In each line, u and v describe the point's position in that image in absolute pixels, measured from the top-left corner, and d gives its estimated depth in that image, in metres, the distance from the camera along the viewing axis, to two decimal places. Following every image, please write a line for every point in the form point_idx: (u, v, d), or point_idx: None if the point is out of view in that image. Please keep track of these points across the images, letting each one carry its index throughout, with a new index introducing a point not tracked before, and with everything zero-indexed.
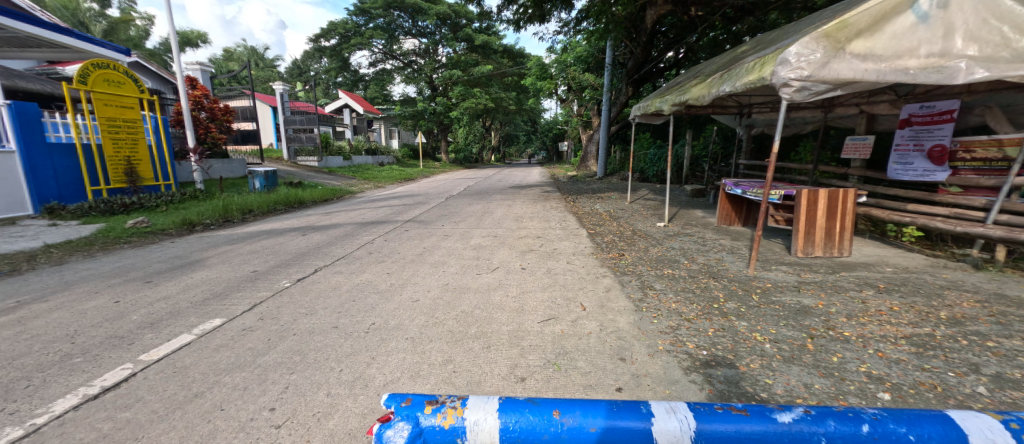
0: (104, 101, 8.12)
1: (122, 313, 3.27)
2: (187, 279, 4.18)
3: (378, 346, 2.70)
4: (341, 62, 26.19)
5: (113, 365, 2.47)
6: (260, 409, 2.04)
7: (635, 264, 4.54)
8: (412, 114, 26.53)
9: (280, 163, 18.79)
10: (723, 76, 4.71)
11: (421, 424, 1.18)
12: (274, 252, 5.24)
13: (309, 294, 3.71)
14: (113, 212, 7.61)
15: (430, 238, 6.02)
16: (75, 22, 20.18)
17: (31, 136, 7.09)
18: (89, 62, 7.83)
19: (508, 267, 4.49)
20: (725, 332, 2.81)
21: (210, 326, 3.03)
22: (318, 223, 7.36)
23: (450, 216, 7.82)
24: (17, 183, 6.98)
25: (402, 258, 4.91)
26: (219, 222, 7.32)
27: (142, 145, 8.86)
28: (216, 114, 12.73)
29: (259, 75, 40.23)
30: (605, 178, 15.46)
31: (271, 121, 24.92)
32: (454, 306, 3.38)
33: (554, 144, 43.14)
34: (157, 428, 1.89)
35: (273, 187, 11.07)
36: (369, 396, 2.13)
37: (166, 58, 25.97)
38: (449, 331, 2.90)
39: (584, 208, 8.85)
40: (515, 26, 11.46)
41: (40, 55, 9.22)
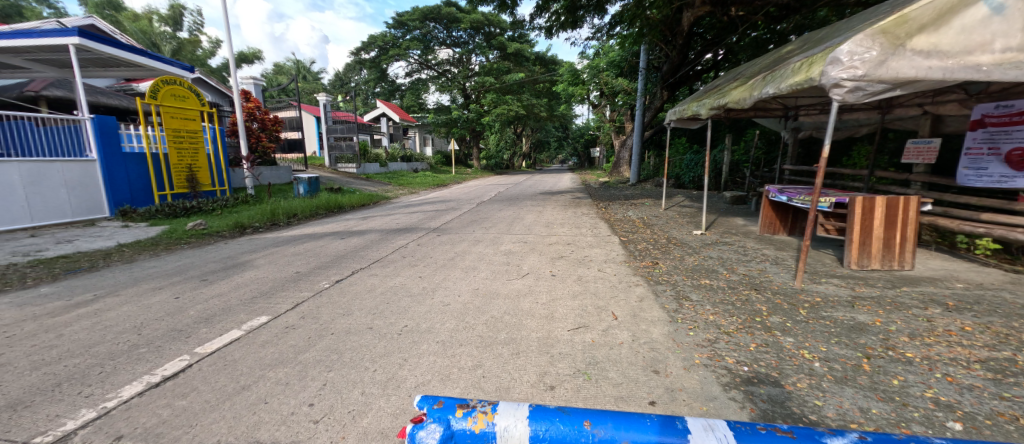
0: (171, 114, 8.84)
1: (181, 308, 3.54)
2: (238, 278, 4.45)
3: (409, 349, 2.75)
4: (379, 73, 27.21)
5: (172, 356, 2.67)
6: (300, 404, 2.13)
7: (670, 273, 4.39)
8: (446, 122, 27.07)
9: (321, 170, 19.78)
10: (766, 77, 4.50)
11: (453, 426, 1.20)
12: (314, 254, 5.49)
13: (346, 295, 3.87)
14: (175, 215, 8.24)
15: (461, 243, 6.11)
16: (149, 43, 22.42)
17: (110, 147, 7.86)
18: (160, 79, 8.54)
19: (538, 273, 4.48)
20: (768, 347, 2.66)
21: (257, 323, 3.22)
22: (354, 228, 7.64)
23: (481, 222, 7.90)
24: (96, 188, 7.73)
25: (434, 262, 5.02)
26: (266, 225, 7.81)
27: (201, 154, 9.61)
28: (267, 125, 13.58)
29: (305, 87, 42.73)
30: (639, 185, 15.10)
31: (315, 130, 26.27)
32: (484, 311, 3.40)
33: (585, 151, 42.35)
34: (209, 417, 2.02)
35: (315, 193, 11.64)
36: (399, 398, 2.17)
37: (224, 74, 28.28)
38: (479, 336, 2.92)
39: (616, 215, 8.68)
40: (546, 33, 11.49)
41: (119, 74, 10.19)
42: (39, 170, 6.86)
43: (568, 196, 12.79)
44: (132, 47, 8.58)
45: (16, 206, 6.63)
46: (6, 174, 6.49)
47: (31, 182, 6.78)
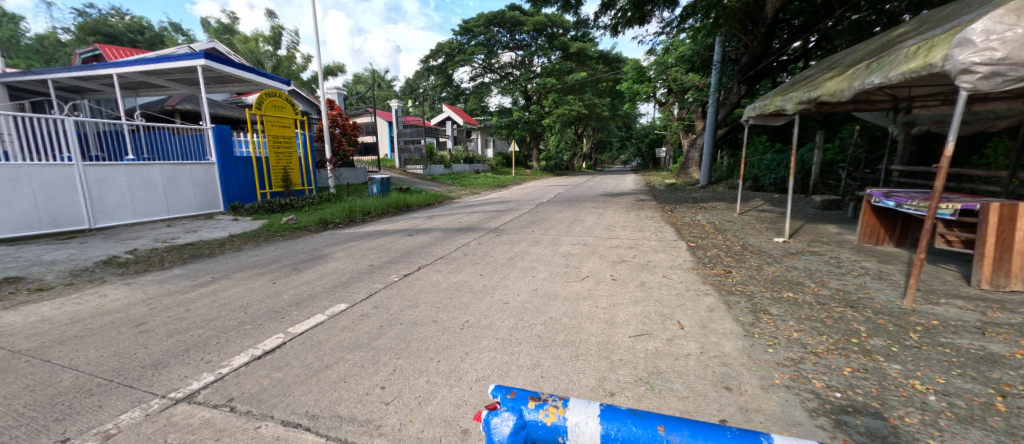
0: (271, 122, 10.01)
1: (276, 292, 4.01)
2: (321, 268, 4.92)
3: (471, 343, 2.84)
4: (445, 79, 27.90)
5: (271, 333, 3.03)
6: (373, 386, 2.31)
7: (746, 283, 4.06)
8: (507, 124, 27.48)
9: (392, 171, 21.14)
10: (871, 65, 3.97)
11: (525, 417, 1.25)
12: (385, 249, 5.90)
13: (414, 289, 4.11)
14: (273, 210, 9.33)
15: (520, 243, 6.17)
16: (254, 60, 25.61)
17: (224, 151, 9.11)
18: (264, 92, 9.71)
19: (598, 276, 4.39)
20: (868, 374, 2.34)
21: (337, 309, 3.53)
22: (420, 226, 8.06)
23: (541, 223, 7.93)
24: (213, 187, 9.00)
25: (494, 261, 5.13)
26: (345, 221, 8.54)
27: (294, 157, 10.76)
28: (347, 130, 14.80)
29: (380, 95, 46.02)
30: (710, 187, 14.12)
31: (387, 133, 28.15)
32: (543, 312, 3.41)
33: (650, 151, 40.45)
34: (299, 389, 2.28)
35: (387, 192, 12.47)
36: (462, 389, 2.27)
37: (312, 86, 31.42)
38: (538, 336, 2.94)
39: (683, 218, 8.21)
40: (612, 31, 11.18)
41: (233, 89, 11.72)
42: (173, 171, 8.18)
43: (630, 198, 12.34)
44: (242, 65, 9.85)
45: (156, 201, 7.95)
46: (150, 175, 7.82)
47: (166, 181, 8.09)
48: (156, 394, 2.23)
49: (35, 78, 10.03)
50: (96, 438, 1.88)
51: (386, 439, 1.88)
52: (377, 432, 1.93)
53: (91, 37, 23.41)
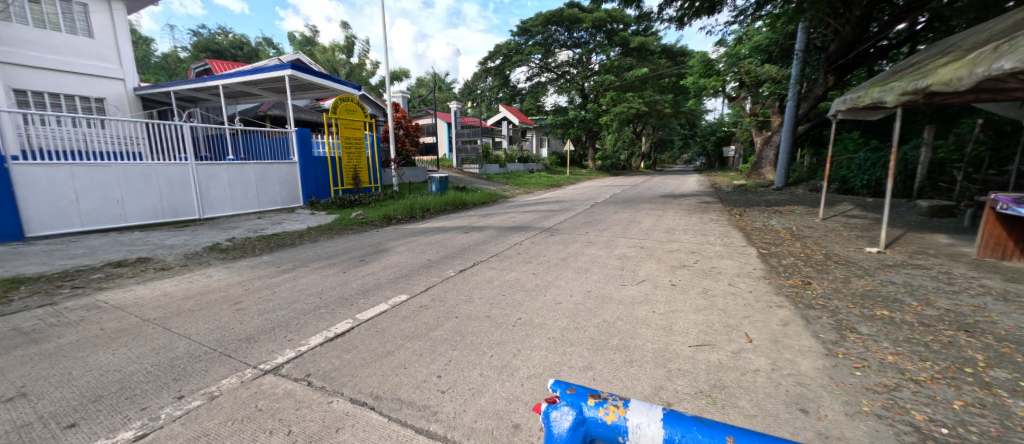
0: (344, 125, 10.82)
1: (345, 282, 4.33)
2: (385, 261, 5.23)
3: (522, 341, 2.87)
4: (503, 79, 28.51)
5: (341, 318, 3.29)
6: (430, 374, 2.42)
7: (828, 296, 3.67)
8: (563, 123, 27.21)
9: (450, 170, 21.89)
10: (1002, 47, 3.39)
11: (584, 413, 1.26)
12: (443, 245, 6.13)
13: (469, 284, 4.23)
14: (343, 206, 10.10)
15: (574, 244, 6.10)
16: (329, 68, 27.86)
17: (304, 152, 10.01)
18: (339, 97, 10.51)
19: (655, 281, 4.21)
20: (986, 410, 2.01)
21: (399, 300, 3.74)
22: (475, 224, 8.27)
23: (595, 224, 7.77)
24: (295, 184, 9.94)
25: (547, 261, 5.12)
26: (406, 217, 9.00)
27: (362, 157, 11.55)
28: (410, 131, 15.57)
29: (440, 97, 47.86)
30: (785, 189, 12.93)
31: (446, 134, 29.17)
32: (596, 314, 3.35)
33: (716, 150, 37.87)
34: (365, 372, 2.45)
35: (445, 191, 12.93)
36: (513, 384, 2.30)
37: (379, 90, 33.49)
38: (591, 338, 2.89)
39: (753, 223, 7.61)
40: (677, 24, 10.61)
41: (313, 95, 12.82)
42: (263, 170, 9.18)
43: (693, 199, 11.68)
44: (320, 73, 10.73)
45: (249, 196, 8.96)
46: (245, 173, 8.83)
47: (257, 179, 9.09)
48: (249, 364, 2.52)
49: (161, 90, 11.78)
50: (204, 398, 2.18)
51: (441, 425, 1.97)
52: (433, 418, 2.03)
53: (202, 53, 27.07)
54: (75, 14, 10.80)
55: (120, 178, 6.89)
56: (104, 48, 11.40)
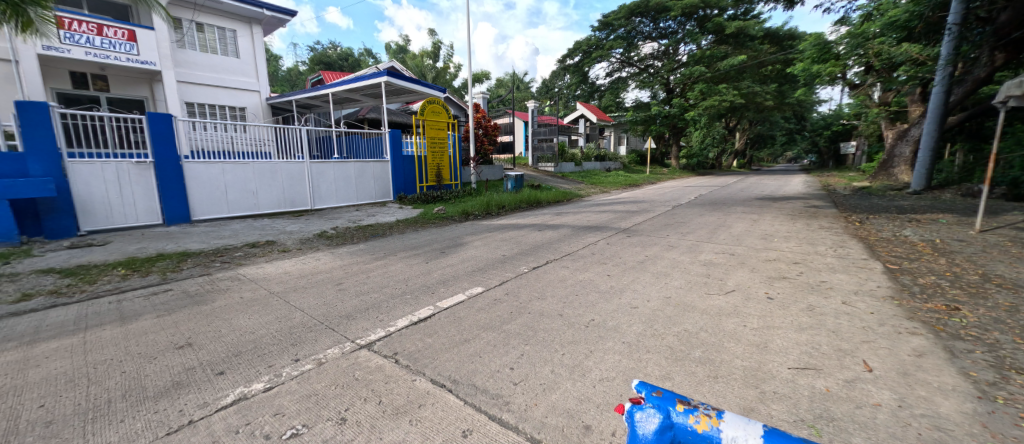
0: (430, 126, 11.53)
1: (428, 271, 4.64)
2: (463, 254, 5.48)
3: (596, 342, 2.81)
4: (582, 76, 27.42)
5: (424, 305, 3.53)
6: (504, 366, 2.49)
7: (983, 328, 2.99)
8: (644, 119, 25.91)
9: (525, 168, 22.15)
10: None
11: (672, 418, 1.23)
12: (517, 242, 6.23)
13: (542, 281, 4.25)
14: (426, 201, 10.81)
15: (653, 246, 5.81)
16: (417, 73, 29.92)
17: (395, 151, 10.88)
18: (426, 100, 11.23)
19: (747, 292, 3.83)
20: None
21: (475, 291, 3.91)
22: (550, 222, 8.26)
23: (678, 227, 7.29)
24: (387, 180, 10.86)
25: (623, 263, 4.95)
26: (483, 214, 9.32)
27: (445, 156, 12.21)
28: (489, 130, 16.06)
29: (519, 97, 48.66)
30: (921, 193, 10.84)
31: (523, 133, 29.57)
32: (676, 322, 3.15)
33: (828, 146, 32.99)
34: (444, 356, 2.61)
35: (520, 189, 13.12)
36: (585, 385, 2.27)
37: (462, 92, 35.11)
38: (670, 347, 2.73)
39: (875, 232, 6.51)
40: (786, 4, 9.44)
41: (404, 98, 13.85)
42: (361, 167, 10.18)
43: (796, 203, 10.35)
44: (409, 78, 11.49)
45: (349, 190, 10.01)
46: (346, 170, 9.88)
47: (356, 175, 10.10)
48: (348, 338, 2.84)
49: (285, 99, 13.71)
50: (313, 363, 2.51)
51: (513, 416, 2.02)
52: (506, 407, 2.09)
53: (316, 66, 30.97)
54: (227, 39, 13.15)
55: (253, 174, 8.18)
56: (245, 65, 13.60)
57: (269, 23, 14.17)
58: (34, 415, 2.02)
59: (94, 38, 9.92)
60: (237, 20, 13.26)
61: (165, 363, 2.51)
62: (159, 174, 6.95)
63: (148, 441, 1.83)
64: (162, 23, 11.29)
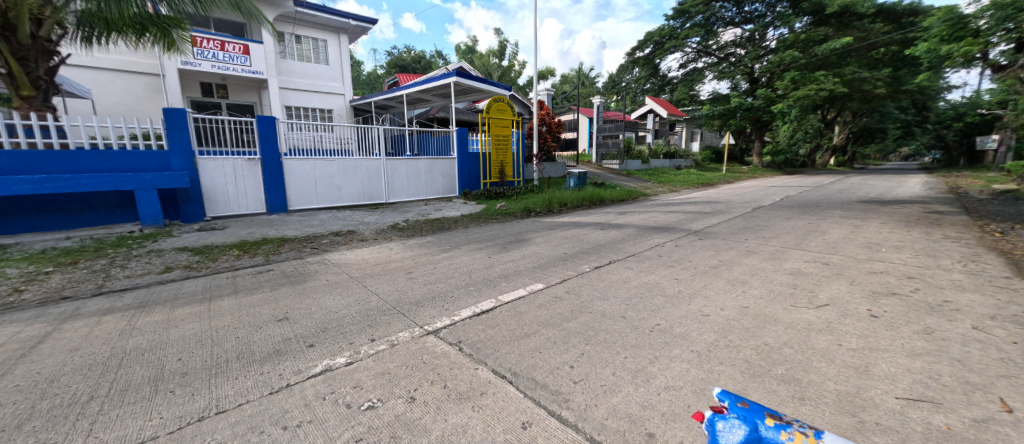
0: (495, 123, 11.73)
1: (490, 265, 4.74)
2: (524, 250, 5.52)
3: (662, 348, 2.68)
4: (652, 69, 26.14)
5: (485, 298, 3.62)
6: (563, 363, 2.47)
7: None
8: (722, 113, 23.97)
9: (589, 166, 21.69)
10: None
11: (760, 432, 1.20)
12: (579, 241, 6.13)
13: (604, 282, 4.14)
14: (490, 197, 11.07)
15: (728, 251, 5.38)
16: (484, 72, 30.62)
17: (462, 148, 11.26)
18: (492, 98, 11.44)
19: (842, 307, 3.39)
20: None
21: (536, 287, 3.93)
22: (614, 221, 8.00)
23: (758, 230, 6.67)
24: (453, 177, 11.30)
25: (693, 267, 4.65)
26: (544, 211, 9.30)
27: (509, 153, 12.36)
28: (552, 127, 15.89)
29: (584, 92, 47.69)
30: None
31: (587, 129, 28.98)
32: (755, 335, 2.89)
33: (956, 141, 27.89)
34: (504, 348, 2.65)
35: (583, 186, 12.88)
36: (649, 391, 2.17)
37: (527, 89, 35.29)
38: (746, 360, 2.51)
39: (1019, 246, 5.39)
40: None
41: (471, 97, 14.24)
42: (430, 164, 10.69)
43: (910, 208, 8.92)
44: (476, 77, 11.73)
45: (419, 185, 10.58)
46: (417, 166, 10.45)
47: (426, 171, 10.63)
48: (417, 324, 3.01)
49: (365, 101, 14.79)
50: (387, 344, 2.70)
51: (573, 413, 2.00)
52: (565, 404, 2.07)
53: (392, 69, 33.11)
54: (319, 48, 14.53)
55: (338, 169, 8.97)
56: (333, 71, 14.91)
57: (354, 31, 15.36)
58: (175, 366, 2.43)
59: (219, 53, 11.59)
60: (327, 30, 14.58)
61: (268, 332, 2.87)
62: (263, 169, 7.92)
63: (257, 397, 2.11)
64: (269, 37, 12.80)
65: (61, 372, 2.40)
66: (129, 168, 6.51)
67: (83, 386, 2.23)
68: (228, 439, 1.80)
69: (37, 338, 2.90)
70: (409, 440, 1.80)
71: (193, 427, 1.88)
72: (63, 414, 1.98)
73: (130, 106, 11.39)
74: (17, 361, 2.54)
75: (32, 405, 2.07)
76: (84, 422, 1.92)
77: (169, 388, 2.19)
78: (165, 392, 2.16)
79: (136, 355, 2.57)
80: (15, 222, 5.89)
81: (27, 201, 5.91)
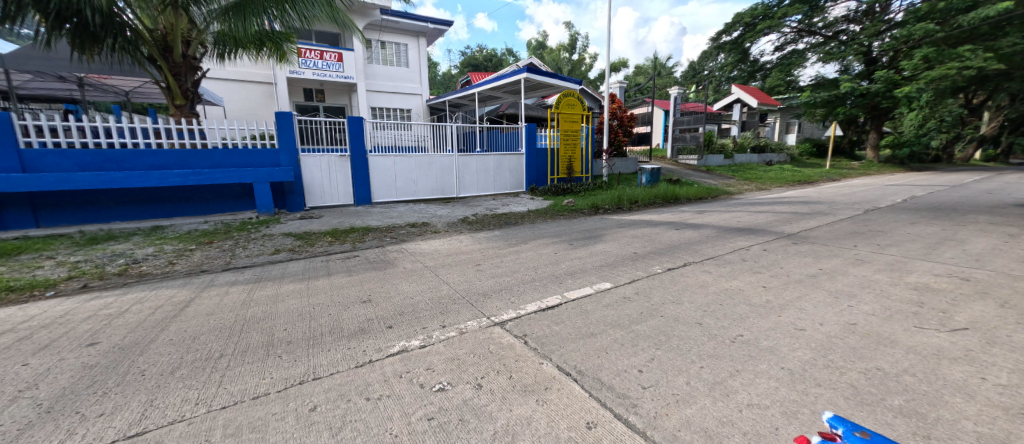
0: (564, 119, 11.51)
1: (556, 261, 4.70)
2: (592, 248, 5.39)
3: (745, 361, 2.43)
4: (741, 54, 23.61)
5: (551, 293, 3.59)
6: (631, 366, 2.36)
7: None
8: (825, 101, 21.13)
9: (663, 162, 20.51)
10: None
11: None
12: (651, 240, 5.82)
13: (678, 285, 3.88)
14: (557, 193, 10.98)
15: (829, 258, 4.73)
16: (555, 66, 30.37)
17: (530, 144, 11.28)
18: (562, 93, 11.22)
19: (986, 333, 2.80)
20: None
21: (603, 286, 3.80)
22: (691, 220, 7.47)
23: (870, 236, 5.78)
24: (520, 172, 11.40)
25: (784, 274, 4.17)
26: (613, 208, 8.99)
27: (578, 148, 12.07)
28: (624, 121, 14.95)
29: (660, 83, 45.09)
30: None
31: (662, 122, 27.39)
32: (863, 357, 2.49)
33: None
34: (568, 346, 2.60)
35: (656, 183, 12.21)
36: (728, 406, 1.99)
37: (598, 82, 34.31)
38: (851, 385, 2.18)
39: None
40: None
41: (541, 92, 14.16)
42: (498, 160, 10.89)
43: None
44: (546, 72, 11.59)
45: (488, 180, 10.84)
46: (486, 162, 10.70)
47: (494, 167, 10.85)
48: (485, 314, 3.08)
49: (439, 100, 15.45)
50: (457, 331, 2.80)
51: (641, 419, 1.90)
52: (633, 409, 1.97)
53: (466, 68, 34.25)
54: (400, 51, 15.50)
55: (414, 165, 9.52)
56: (412, 72, 15.80)
57: (431, 34, 16.12)
58: (282, 334, 2.76)
59: (318, 62, 12.99)
60: (407, 34, 15.48)
61: (355, 312, 3.14)
62: (351, 164, 8.68)
63: (346, 368, 2.32)
64: (358, 44, 13.97)
65: (199, 331, 2.86)
66: (246, 163, 7.54)
67: (215, 345, 2.64)
68: (322, 403, 2.00)
69: (184, 303, 3.48)
70: (476, 425, 1.85)
71: (295, 389, 2.12)
72: (202, 366, 2.37)
73: (249, 110, 13.18)
74: (171, 320, 3.08)
75: (180, 356, 2.49)
76: (216, 375, 2.27)
77: (277, 353, 2.50)
78: (275, 356, 2.46)
79: (253, 323, 2.97)
80: (168, 208, 7.14)
81: (176, 190, 7.13)
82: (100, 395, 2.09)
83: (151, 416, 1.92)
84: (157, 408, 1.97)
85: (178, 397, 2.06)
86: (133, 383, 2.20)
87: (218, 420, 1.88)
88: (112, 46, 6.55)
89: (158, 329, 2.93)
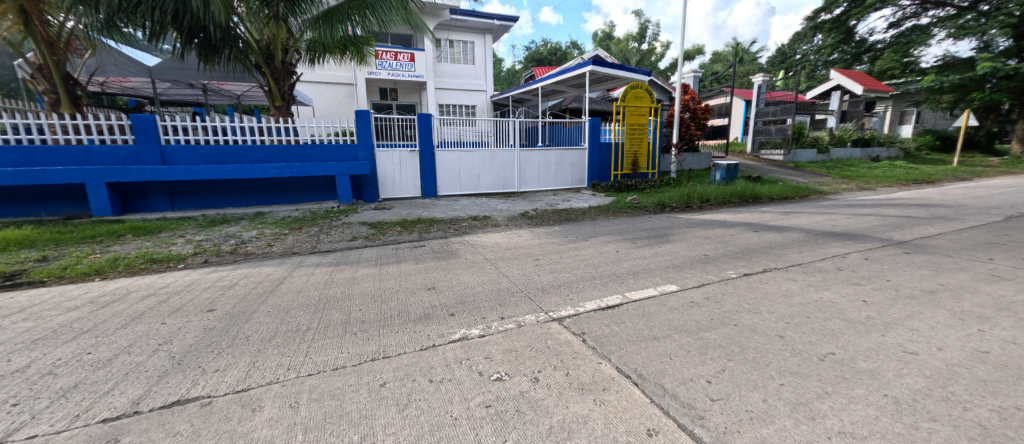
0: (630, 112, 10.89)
1: (618, 260, 4.51)
2: (658, 247, 5.09)
3: (838, 383, 2.12)
4: (844, 34, 20.75)
5: (610, 293, 3.45)
6: (699, 376, 2.18)
7: None
8: (956, 85, 17.75)
9: (742, 157, 18.80)
10: None
11: None
12: (725, 242, 5.36)
13: (755, 292, 3.52)
14: (620, 190, 10.58)
15: (952, 271, 3.99)
16: (623, 57, 29.15)
17: (594, 138, 10.97)
18: (629, 85, 10.68)
19: None
20: None
21: (668, 289, 3.57)
22: (773, 222, 6.74)
23: (1012, 247, 4.76)
24: (583, 167, 11.15)
25: (890, 287, 3.58)
26: (682, 206, 8.44)
27: (644, 143, 11.34)
28: (698, 113, 13.90)
29: (742, 70, 41.23)
30: None
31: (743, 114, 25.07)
32: (997, 392, 2.04)
33: None
34: (627, 348, 2.47)
35: (732, 180, 11.24)
36: (815, 431, 1.74)
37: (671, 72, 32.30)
38: (981, 425, 1.79)
39: None
40: None
41: (608, 84, 13.62)
42: (561, 155, 10.75)
43: None
44: (613, 63, 11.10)
45: (550, 175, 10.75)
46: (549, 157, 10.62)
47: (557, 162, 10.73)
48: (542, 309, 3.04)
49: (503, 96, 15.60)
50: (515, 324, 2.80)
51: (708, 433, 1.74)
52: (700, 421, 1.82)
53: (531, 63, 34.18)
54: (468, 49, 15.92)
55: (477, 159, 9.74)
56: (478, 69, 16.15)
57: (498, 30, 16.32)
58: (358, 314, 2.98)
59: (393, 63, 13.84)
60: (475, 32, 15.85)
61: (421, 298, 3.29)
62: (420, 159, 9.11)
63: (413, 350, 2.43)
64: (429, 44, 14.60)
65: (292, 305, 3.19)
66: (331, 157, 8.26)
67: (304, 318, 2.92)
68: (391, 380, 2.11)
69: (280, 279, 3.91)
70: (532, 418, 1.82)
71: (368, 364, 2.27)
72: (293, 337, 2.63)
73: (334, 109, 14.42)
74: (270, 294, 3.48)
75: (276, 326, 2.80)
76: (304, 345, 2.50)
77: (353, 331, 2.70)
78: (352, 334, 2.66)
79: (334, 301, 3.24)
80: (269, 196, 8.08)
81: (275, 181, 8.05)
82: (216, 354, 2.42)
83: (253, 376, 2.17)
84: (258, 370, 2.23)
85: (274, 362, 2.31)
86: (241, 346, 2.52)
87: (305, 385, 2.07)
88: (229, 56, 7.52)
89: (260, 301, 3.32)
